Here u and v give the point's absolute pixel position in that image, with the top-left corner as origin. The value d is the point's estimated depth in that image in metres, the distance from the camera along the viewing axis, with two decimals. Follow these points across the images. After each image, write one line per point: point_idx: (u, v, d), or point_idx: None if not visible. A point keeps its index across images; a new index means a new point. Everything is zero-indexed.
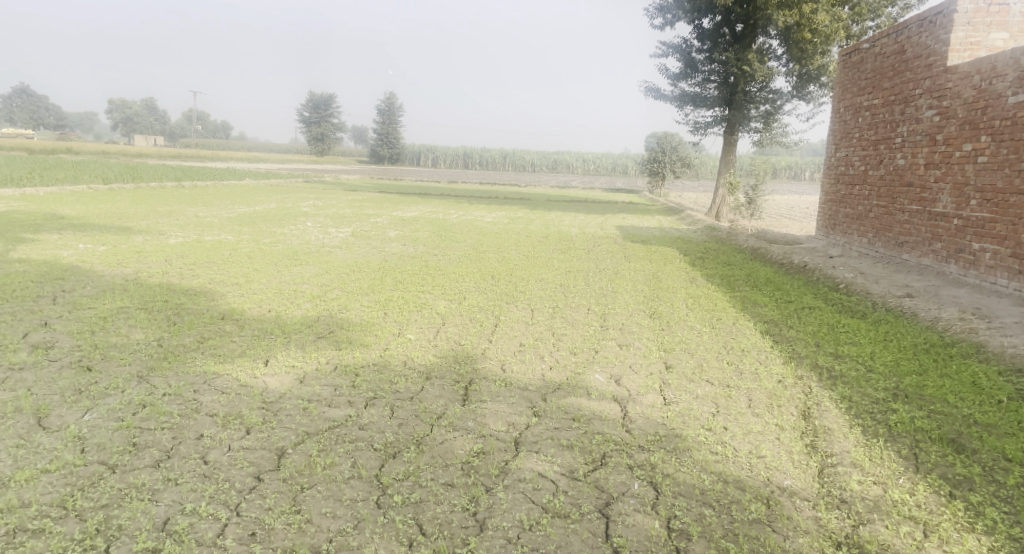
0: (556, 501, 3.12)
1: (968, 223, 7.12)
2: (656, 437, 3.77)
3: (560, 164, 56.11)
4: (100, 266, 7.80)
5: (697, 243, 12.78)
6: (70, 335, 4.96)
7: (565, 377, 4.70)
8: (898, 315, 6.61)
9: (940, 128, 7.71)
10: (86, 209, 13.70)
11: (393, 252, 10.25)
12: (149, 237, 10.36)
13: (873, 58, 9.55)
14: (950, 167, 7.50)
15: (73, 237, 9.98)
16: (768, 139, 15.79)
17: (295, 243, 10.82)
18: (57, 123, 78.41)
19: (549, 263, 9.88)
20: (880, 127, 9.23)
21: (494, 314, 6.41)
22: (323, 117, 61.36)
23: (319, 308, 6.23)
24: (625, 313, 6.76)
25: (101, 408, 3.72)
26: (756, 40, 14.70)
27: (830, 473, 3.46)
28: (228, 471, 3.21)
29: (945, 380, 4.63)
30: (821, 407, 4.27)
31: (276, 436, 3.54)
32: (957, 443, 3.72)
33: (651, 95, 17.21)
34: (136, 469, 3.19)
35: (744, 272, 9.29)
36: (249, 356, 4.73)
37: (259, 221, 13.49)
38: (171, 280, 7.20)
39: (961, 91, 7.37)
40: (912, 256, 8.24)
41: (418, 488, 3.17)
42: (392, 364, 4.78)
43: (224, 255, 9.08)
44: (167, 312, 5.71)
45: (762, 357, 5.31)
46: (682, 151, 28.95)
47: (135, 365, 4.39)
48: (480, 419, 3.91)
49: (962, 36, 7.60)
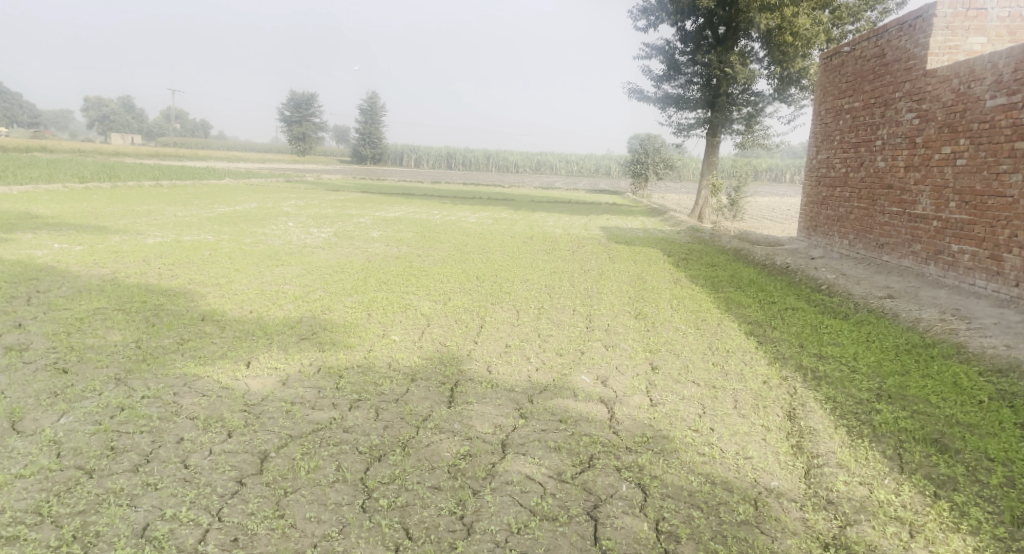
0: (544, 504, 3.09)
1: (947, 225, 7.21)
2: (643, 439, 3.76)
3: (543, 165, 56.13)
4: (76, 266, 7.65)
5: (681, 245, 12.82)
6: (46, 336, 4.85)
7: (551, 378, 4.68)
8: (880, 316, 6.68)
9: (920, 131, 7.81)
10: (61, 208, 13.45)
11: (377, 253, 10.17)
12: (126, 237, 10.19)
13: (854, 61, 9.66)
14: (929, 170, 7.59)
15: (48, 236, 9.79)
16: (750, 141, 15.89)
17: (276, 243, 10.69)
18: (31, 120, 77.07)
19: (534, 263, 9.87)
20: (861, 129, 9.32)
21: (479, 315, 6.38)
22: (305, 116, 60.90)
23: (301, 309, 6.16)
24: (611, 314, 6.77)
25: (77, 412, 3.63)
26: (738, 42, 14.82)
27: (816, 474, 3.47)
28: (209, 476, 3.14)
29: (927, 381, 4.67)
30: (806, 408, 4.28)
31: (258, 439, 3.48)
32: (941, 443, 3.75)
33: (634, 96, 17.29)
34: (114, 473, 3.11)
35: (728, 273, 9.32)
36: (230, 358, 4.64)
37: (240, 221, 13.32)
38: (150, 281, 7.08)
39: (940, 94, 7.47)
40: (892, 257, 8.34)
41: (404, 491, 3.12)
42: (377, 365, 4.72)
43: (204, 255, 8.94)
44: (146, 313, 5.60)
45: (747, 358, 5.33)
46: (664, 153, 29.08)
47: (112, 367, 4.29)
48: (467, 421, 3.87)
49: (941, 40, 7.66)
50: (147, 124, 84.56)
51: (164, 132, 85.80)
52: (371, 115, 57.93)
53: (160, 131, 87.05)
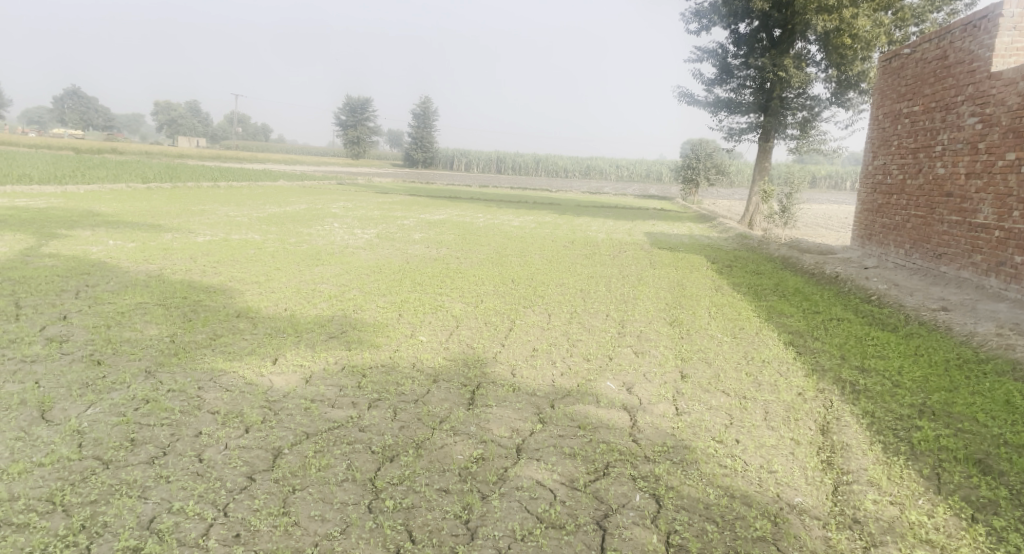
0: (552, 512, 3.02)
1: (1010, 235, 6.81)
2: (663, 448, 3.64)
3: (593, 170, 55.67)
4: (126, 262, 7.92)
5: (726, 252, 12.48)
6: (86, 329, 5.02)
7: (575, 384, 4.60)
8: (932, 329, 6.32)
9: (983, 136, 7.40)
10: (122, 207, 14.05)
11: (415, 254, 10.27)
12: (177, 235, 10.55)
13: (914, 64, 9.25)
14: (992, 177, 7.19)
15: (105, 233, 10.22)
16: (804, 146, 15.39)
17: (320, 243, 10.88)
18: (105, 124, 80.91)
19: (572, 268, 9.78)
20: (920, 134, 8.91)
21: (510, 318, 6.33)
22: (359, 121, 62.26)
23: (334, 308, 6.22)
24: (645, 320, 6.63)
25: (104, 403, 3.74)
26: (794, 45, 14.39)
27: (844, 491, 3.29)
28: (221, 470, 3.19)
29: (977, 398, 4.40)
30: (841, 422, 4.08)
31: (274, 435, 3.52)
32: (984, 464, 3.50)
33: (684, 100, 17.01)
34: (129, 465, 3.19)
35: (772, 282, 9.02)
36: (258, 354, 4.72)
37: (288, 222, 13.65)
38: (194, 277, 7.29)
39: (1005, 98, 7.07)
40: (950, 268, 7.91)
41: (411, 493, 3.10)
42: (400, 365, 4.73)
43: (248, 253, 9.16)
44: (184, 309, 5.76)
45: (784, 369, 5.12)
46: (716, 158, 28.43)
47: (144, 360, 4.43)
48: (483, 424, 3.82)
49: (1008, 41, 7.27)
50: (210, 127, 87.79)
51: (226, 135, 88.82)
52: (423, 120, 58.67)
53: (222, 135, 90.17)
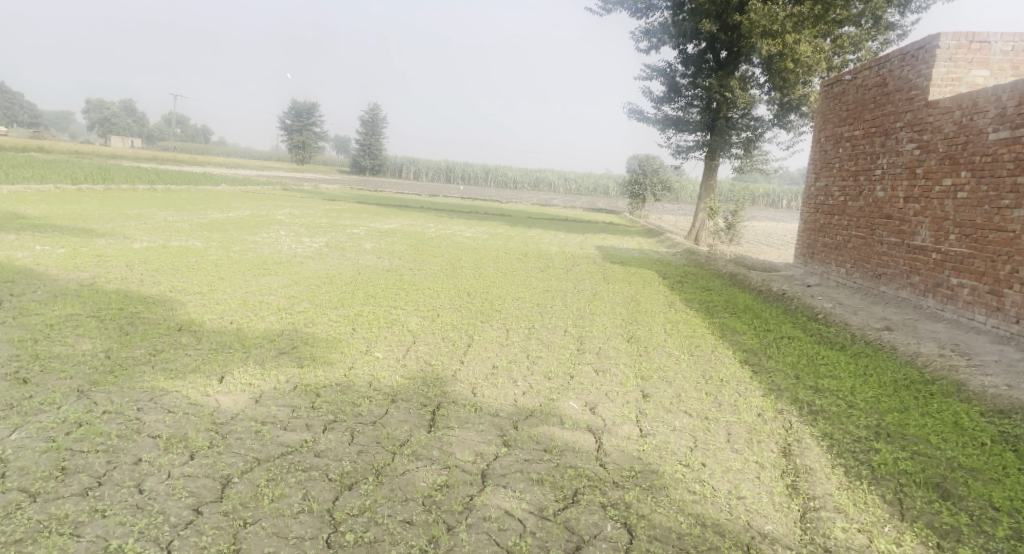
0: (522, 544, 2.94)
1: (947, 258, 7.08)
2: (632, 473, 3.57)
3: (542, 182, 55.97)
4: (55, 269, 7.42)
5: (676, 267, 12.60)
6: (10, 344, 4.63)
7: (537, 404, 4.48)
8: (877, 348, 6.47)
9: (921, 162, 7.69)
10: (50, 209, 13.28)
11: (367, 264, 10.01)
12: (111, 241, 10.01)
13: (855, 90, 9.58)
14: (929, 202, 7.48)
15: (32, 238, 9.59)
16: (748, 166, 15.74)
17: (266, 252, 10.47)
18: (30, 119, 76.92)
19: (527, 281, 9.69)
20: (860, 158, 9.22)
21: (467, 333, 6.20)
22: (306, 126, 60.97)
23: (283, 321, 5.94)
24: (602, 337, 6.58)
25: (31, 426, 3.44)
26: (739, 67, 14.79)
27: (812, 519, 3.29)
28: (164, 502, 2.96)
29: (927, 420, 4.49)
30: (801, 444, 4.10)
31: (222, 462, 3.28)
32: (943, 489, 3.56)
33: (634, 117, 17.29)
34: (60, 498, 2.93)
35: (723, 298, 9.13)
36: (203, 373, 4.42)
37: (231, 228, 13.10)
38: (130, 287, 6.88)
39: (942, 125, 7.37)
40: (889, 288, 8.19)
41: (373, 525, 2.95)
42: (356, 384, 4.50)
43: (190, 262, 8.73)
44: (120, 321, 5.40)
45: (742, 389, 5.13)
46: (663, 174, 28.93)
47: (76, 379, 4.09)
48: (446, 448, 3.67)
49: (943, 71, 7.59)
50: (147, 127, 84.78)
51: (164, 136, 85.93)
52: (371, 126, 57.93)
53: (160, 136, 86.99)
